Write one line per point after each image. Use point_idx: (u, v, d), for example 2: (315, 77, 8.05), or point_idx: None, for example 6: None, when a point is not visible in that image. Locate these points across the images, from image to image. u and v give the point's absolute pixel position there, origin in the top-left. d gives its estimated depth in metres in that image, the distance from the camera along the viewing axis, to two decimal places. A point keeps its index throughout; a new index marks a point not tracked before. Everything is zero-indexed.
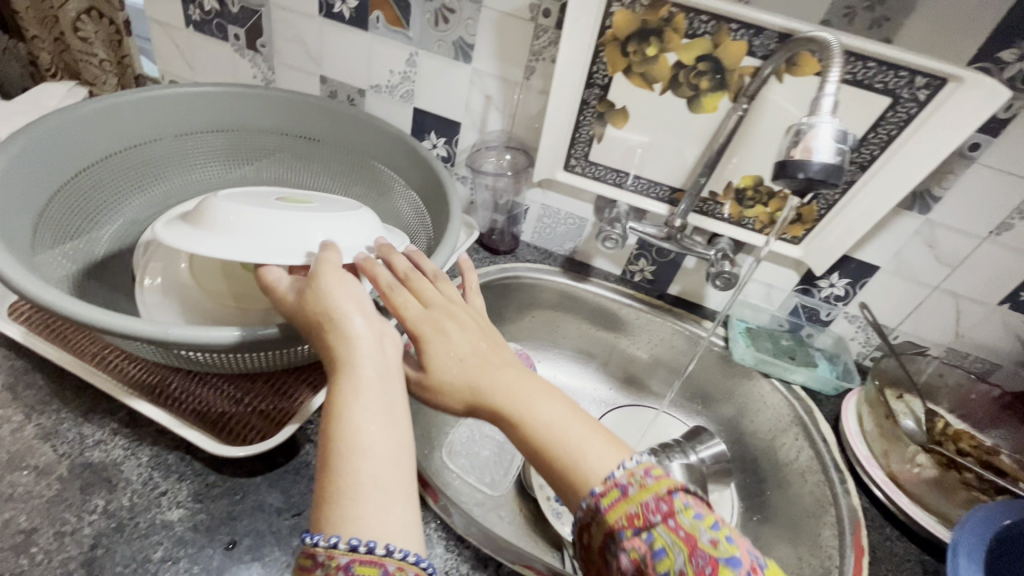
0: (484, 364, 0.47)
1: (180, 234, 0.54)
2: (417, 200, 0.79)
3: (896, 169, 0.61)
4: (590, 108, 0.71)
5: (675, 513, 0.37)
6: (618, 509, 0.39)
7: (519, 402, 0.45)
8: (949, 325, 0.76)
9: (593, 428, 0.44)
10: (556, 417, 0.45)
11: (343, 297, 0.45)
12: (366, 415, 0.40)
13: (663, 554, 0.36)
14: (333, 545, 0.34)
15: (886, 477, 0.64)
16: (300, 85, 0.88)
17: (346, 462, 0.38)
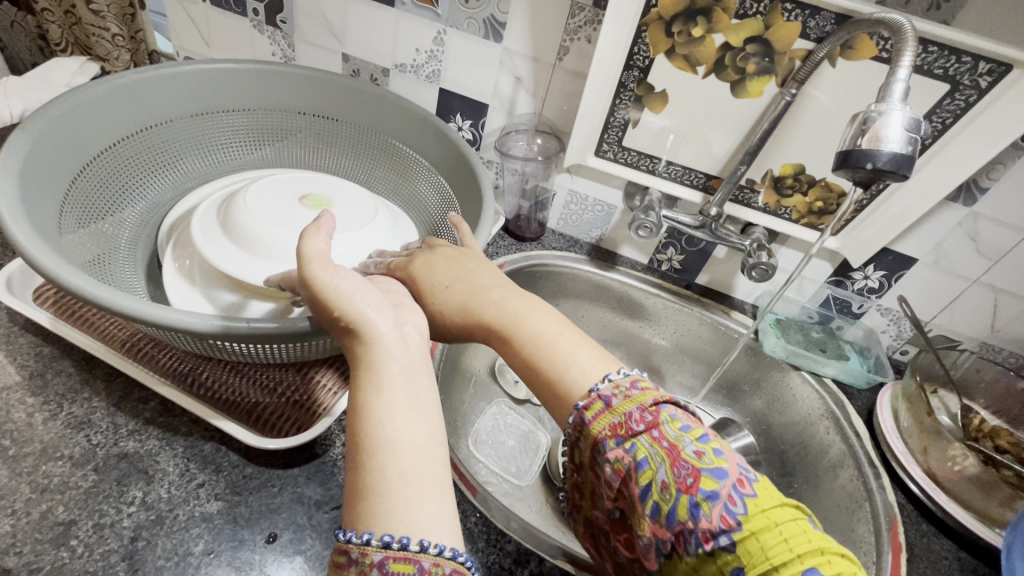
0: (473, 290, 0.50)
1: (235, 259, 0.58)
2: (444, 184, 0.77)
3: (949, 160, 0.59)
4: (628, 90, 0.69)
5: (659, 425, 0.39)
6: (602, 420, 0.41)
7: (505, 319, 0.48)
8: (985, 319, 0.75)
9: (580, 341, 0.47)
10: (543, 329, 0.47)
11: (345, 290, 0.41)
12: (387, 411, 0.38)
13: (646, 465, 0.38)
14: (364, 542, 0.33)
15: (924, 474, 0.63)
16: (321, 63, 0.85)
17: (370, 454, 0.36)
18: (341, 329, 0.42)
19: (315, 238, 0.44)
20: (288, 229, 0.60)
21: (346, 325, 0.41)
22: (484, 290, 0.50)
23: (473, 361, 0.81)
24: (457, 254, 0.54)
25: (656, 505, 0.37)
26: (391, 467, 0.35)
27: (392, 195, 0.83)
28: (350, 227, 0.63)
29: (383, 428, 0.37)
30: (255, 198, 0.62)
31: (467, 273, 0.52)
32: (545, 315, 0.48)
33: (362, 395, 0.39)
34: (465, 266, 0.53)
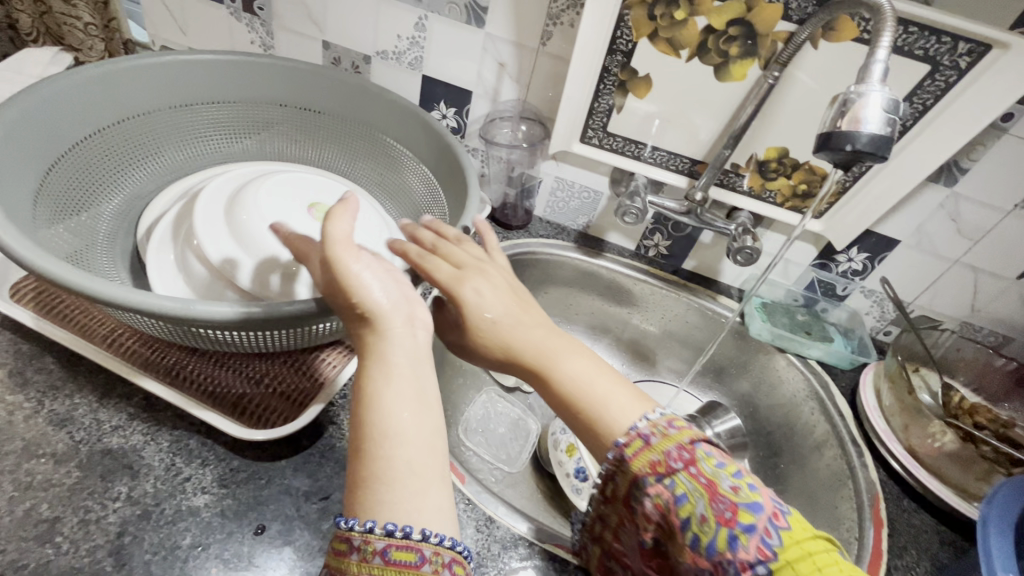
0: (517, 326, 0.46)
1: (229, 251, 0.55)
2: (429, 174, 0.76)
3: (929, 141, 0.60)
4: (611, 75, 0.68)
5: (697, 462, 0.40)
6: (641, 458, 0.41)
7: (546, 356, 0.45)
8: (966, 299, 0.76)
9: (618, 382, 0.45)
10: (587, 375, 0.45)
11: (366, 279, 0.39)
12: (399, 399, 0.37)
13: (684, 500, 0.39)
14: (366, 530, 0.33)
15: (905, 451, 0.64)
16: (301, 51, 0.84)
17: (377, 441, 0.36)
18: (356, 320, 0.40)
19: (342, 220, 0.41)
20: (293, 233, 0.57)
21: (364, 317, 0.39)
22: (529, 326, 0.46)
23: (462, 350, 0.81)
24: (502, 279, 0.49)
25: (696, 538, 0.38)
26: (399, 454, 0.36)
27: (377, 186, 0.82)
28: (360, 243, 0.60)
29: (389, 418, 0.37)
30: (263, 197, 0.58)
31: (512, 304, 0.47)
32: (589, 361, 0.46)
33: (374, 385, 0.38)
34: (512, 294, 0.48)
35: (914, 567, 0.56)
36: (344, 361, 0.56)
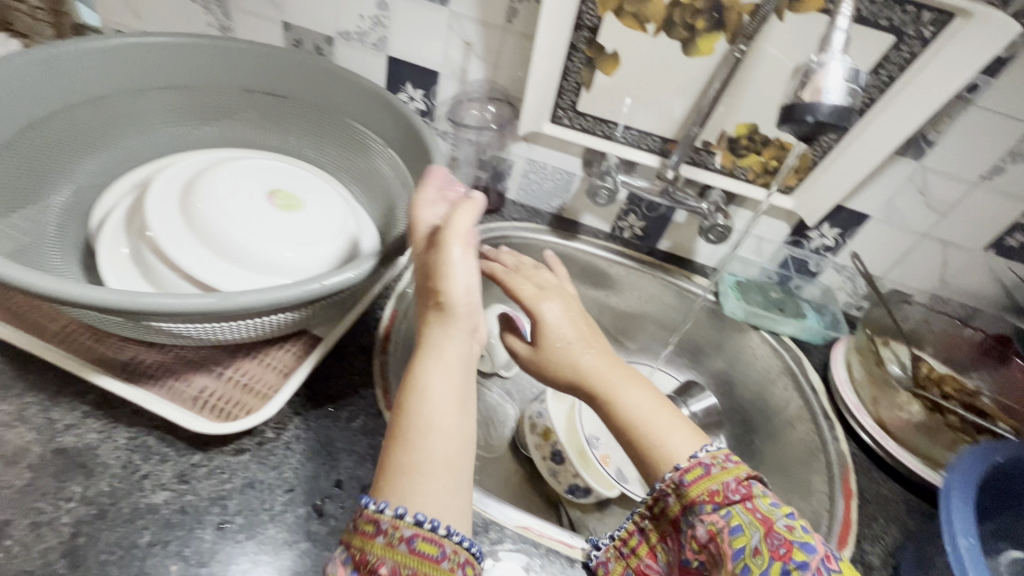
0: (586, 353, 0.52)
1: (181, 244, 0.52)
2: (396, 159, 0.74)
3: (895, 113, 0.60)
4: (578, 52, 0.67)
5: (753, 498, 0.41)
6: (700, 485, 0.43)
7: (610, 384, 0.49)
8: (935, 272, 0.77)
9: (674, 417, 0.48)
10: (646, 404, 0.48)
11: (457, 272, 0.46)
12: (447, 384, 0.42)
13: (739, 531, 0.40)
14: (396, 516, 0.35)
15: (875, 424, 0.65)
16: (260, 33, 0.81)
17: (414, 424, 0.39)
18: (433, 304, 0.46)
19: (463, 217, 0.49)
20: (249, 225, 0.55)
21: (442, 303, 0.46)
22: (597, 355, 0.51)
23: None
24: (580, 313, 0.56)
25: (746, 568, 0.38)
26: (434, 434, 0.39)
27: (344, 172, 0.80)
28: (327, 239, 0.59)
29: (429, 407, 0.40)
30: (226, 189, 0.57)
31: (584, 335, 0.53)
32: (649, 394, 0.50)
33: (429, 369, 0.42)
34: (586, 325, 0.54)
35: (883, 535, 0.57)
36: (310, 353, 0.54)
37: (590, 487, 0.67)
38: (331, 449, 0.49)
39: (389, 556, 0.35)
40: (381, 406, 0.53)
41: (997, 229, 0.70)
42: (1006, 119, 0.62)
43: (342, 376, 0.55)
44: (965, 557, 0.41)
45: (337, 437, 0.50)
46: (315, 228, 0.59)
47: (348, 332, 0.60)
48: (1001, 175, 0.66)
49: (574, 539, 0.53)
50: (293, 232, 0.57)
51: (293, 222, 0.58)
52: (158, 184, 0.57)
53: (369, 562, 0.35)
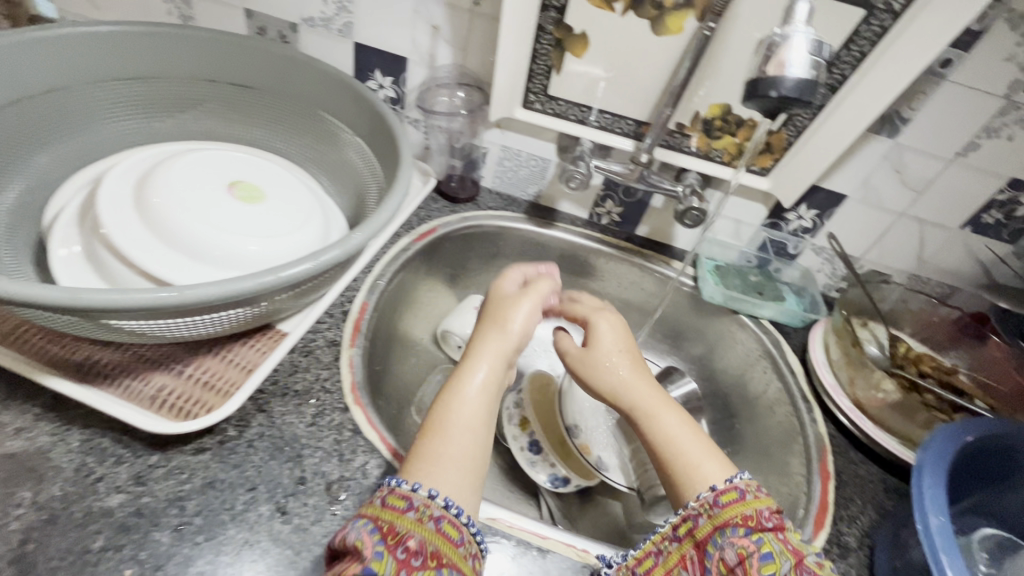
0: (635, 375, 0.54)
1: (134, 237, 0.51)
2: (365, 147, 0.73)
3: (867, 90, 0.59)
4: (547, 34, 0.65)
5: (784, 530, 0.42)
6: (734, 508, 0.43)
7: (649, 406, 0.52)
8: (913, 251, 0.76)
9: (710, 446, 0.49)
10: (682, 430, 0.50)
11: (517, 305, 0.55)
12: (485, 388, 0.48)
13: (771, 558, 0.40)
14: (428, 496, 0.41)
15: (852, 405, 0.64)
16: (222, 21, 0.78)
17: (444, 420, 0.46)
18: (496, 320, 0.53)
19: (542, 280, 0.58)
20: (207, 217, 0.53)
21: (505, 322, 0.53)
22: (645, 378, 0.54)
23: (414, 328, 0.78)
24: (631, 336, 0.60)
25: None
26: (460, 430, 0.45)
27: (314, 164, 0.78)
28: (290, 231, 0.57)
29: (460, 412, 0.46)
30: (182, 181, 0.55)
31: (633, 359, 0.55)
32: (688, 423, 0.51)
33: (475, 375, 0.48)
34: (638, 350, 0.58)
35: (860, 516, 0.56)
36: (274, 347, 0.53)
37: (568, 476, 0.68)
38: (296, 446, 0.48)
39: (418, 531, 0.39)
40: (348, 400, 0.52)
41: (973, 206, 0.69)
42: (980, 94, 0.61)
43: (308, 371, 0.54)
44: (935, 535, 0.40)
45: (302, 433, 0.49)
46: (278, 220, 0.58)
47: (316, 326, 0.58)
48: (976, 151, 0.65)
49: (548, 530, 0.52)
50: (254, 224, 0.56)
51: (253, 214, 0.57)
52: (113, 177, 0.55)
53: (396, 534, 0.39)
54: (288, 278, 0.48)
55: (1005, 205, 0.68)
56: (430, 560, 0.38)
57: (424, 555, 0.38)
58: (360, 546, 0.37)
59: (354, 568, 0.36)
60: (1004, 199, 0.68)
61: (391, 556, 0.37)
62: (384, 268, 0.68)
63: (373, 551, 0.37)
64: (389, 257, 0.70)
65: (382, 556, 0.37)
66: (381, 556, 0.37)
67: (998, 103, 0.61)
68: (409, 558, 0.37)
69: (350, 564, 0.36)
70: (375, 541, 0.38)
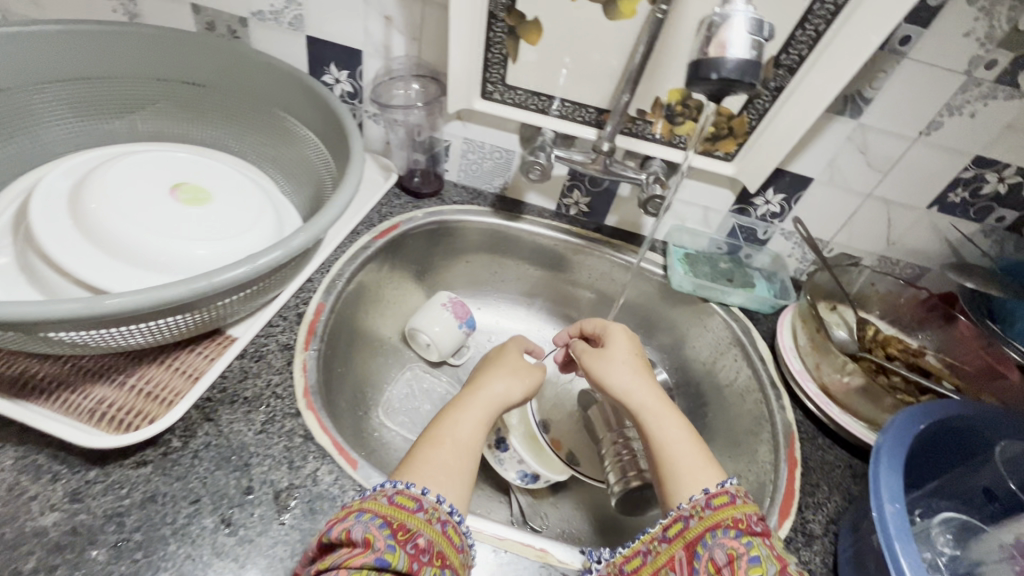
0: (637, 383, 0.57)
1: (67, 245, 0.49)
2: (319, 143, 0.71)
3: (824, 71, 0.58)
4: (499, 21, 0.63)
5: (772, 537, 0.43)
6: (725, 511, 0.44)
7: (648, 412, 0.54)
8: (882, 233, 0.76)
9: (704, 452, 0.51)
10: (680, 438, 0.52)
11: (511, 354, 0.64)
12: (488, 412, 0.55)
13: (758, 561, 0.40)
14: (437, 501, 0.44)
15: (819, 390, 0.64)
16: (169, 17, 0.75)
17: (446, 430, 0.52)
18: (494, 364, 0.62)
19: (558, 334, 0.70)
20: (146, 221, 0.52)
21: (501, 364, 0.61)
22: (648, 386, 0.57)
23: (381, 328, 0.77)
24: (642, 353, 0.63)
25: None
26: (454, 443, 0.50)
27: (270, 163, 0.76)
28: (237, 232, 0.56)
29: (453, 430, 0.51)
30: (122, 186, 0.53)
31: (639, 368, 0.59)
32: (688, 431, 0.53)
33: (474, 401, 0.55)
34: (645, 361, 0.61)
35: (825, 503, 0.56)
36: (221, 353, 0.52)
37: (537, 473, 0.66)
38: (244, 455, 0.46)
39: (426, 531, 0.42)
40: (300, 405, 0.51)
41: (939, 186, 0.69)
42: (941, 71, 0.60)
43: (258, 377, 0.52)
44: (889, 522, 0.41)
45: (250, 441, 0.47)
46: (224, 222, 0.56)
47: (268, 330, 0.57)
48: (939, 130, 0.64)
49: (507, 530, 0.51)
50: (198, 227, 0.54)
51: (198, 217, 0.55)
52: (47, 184, 0.53)
53: (407, 532, 0.41)
54: (225, 283, 0.46)
55: (970, 183, 0.68)
56: (436, 559, 0.41)
57: (431, 553, 0.41)
58: (372, 537, 0.39)
59: (364, 558, 0.38)
60: (969, 176, 0.67)
61: (402, 550, 0.40)
62: (343, 267, 0.67)
63: (385, 544, 0.39)
64: (348, 256, 0.68)
65: (394, 549, 0.39)
66: (393, 549, 0.39)
67: (959, 80, 0.60)
68: (419, 553, 0.40)
69: (360, 554, 0.38)
70: (385, 536, 0.40)
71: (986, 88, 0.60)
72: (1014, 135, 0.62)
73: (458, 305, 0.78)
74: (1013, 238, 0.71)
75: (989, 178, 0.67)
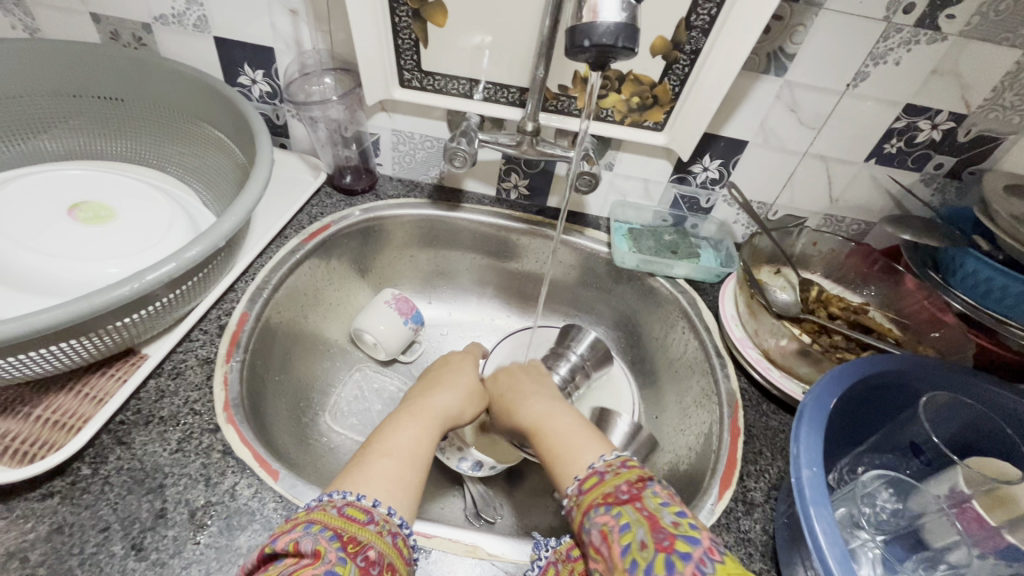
0: (522, 400, 0.59)
1: None
2: (233, 147, 0.68)
3: (737, 28, 0.56)
4: (402, 5, 0.61)
5: (642, 497, 0.41)
6: (595, 491, 0.43)
7: (538, 423, 0.55)
8: (824, 191, 0.74)
9: (581, 437, 0.51)
10: (564, 429, 0.52)
11: (464, 367, 0.64)
12: (433, 422, 0.54)
13: (627, 528, 0.39)
14: (387, 512, 0.42)
15: (760, 355, 0.63)
16: (71, 29, 0.72)
17: (392, 439, 0.50)
18: (433, 380, 0.61)
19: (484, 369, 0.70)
20: (45, 250, 0.51)
21: (445, 380, 0.61)
22: (535, 399, 0.58)
23: (325, 329, 0.75)
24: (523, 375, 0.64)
25: (633, 564, 0.37)
26: (403, 451, 0.49)
27: (190, 172, 0.73)
28: (142, 248, 0.54)
29: (401, 439, 0.50)
30: (22, 220, 0.53)
31: (525, 388, 0.60)
32: (572, 423, 0.53)
33: (421, 411, 0.54)
34: (528, 381, 0.62)
35: (768, 469, 0.55)
36: (132, 374, 0.51)
37: (480, 460, 0.63)
38: (157, 476, 0.45)
39: (377, 543, 0.40)
40: (220, 419, 0.50)
41: (874, 138, 0.67)
42: (859, 20, 0.58)
43: (175, 395, 0.51)
44: (805, 487, 0.42)
45: (164, 461, 0.46)
46: (127, 238, 0.54)
47: (188, 345, 0.55)
48: (866, 80, 0.62)
49: (434, 529, 0.50)
50: (103, 248, 0.53)
51: (102, 237, 0.54)
52: None
53: (357, 543, 0.39)
54: (107, 303, 0.44)
55: (904, 132, 0.66)
56: (386, 571, 0.39)
57: (381, 565, 0.39)
58: (321, 549, 0.37)
59: (314, 569, 0.36)
60: (902, 126, 0.66)
61: (352, 563, 0.38)
62: (269, 274, 0.65)
63: (336, 556, 0.37)
64: (274, 262, 0.66)
65: (345, 562, 0.37)
66: (343, 561, 0.37)
67: (880, 28, 0.58)
68: (369, 565, 0.38)
69: (309, 566, 0.36)
70: (335, 548, 0.38)
71: (907, 33, 0.58)
72: (940, 78, 0.61)
73: (402, 301, 0.76)
74: (954, 184, 0.70)
75: (922, 126, 0.65)
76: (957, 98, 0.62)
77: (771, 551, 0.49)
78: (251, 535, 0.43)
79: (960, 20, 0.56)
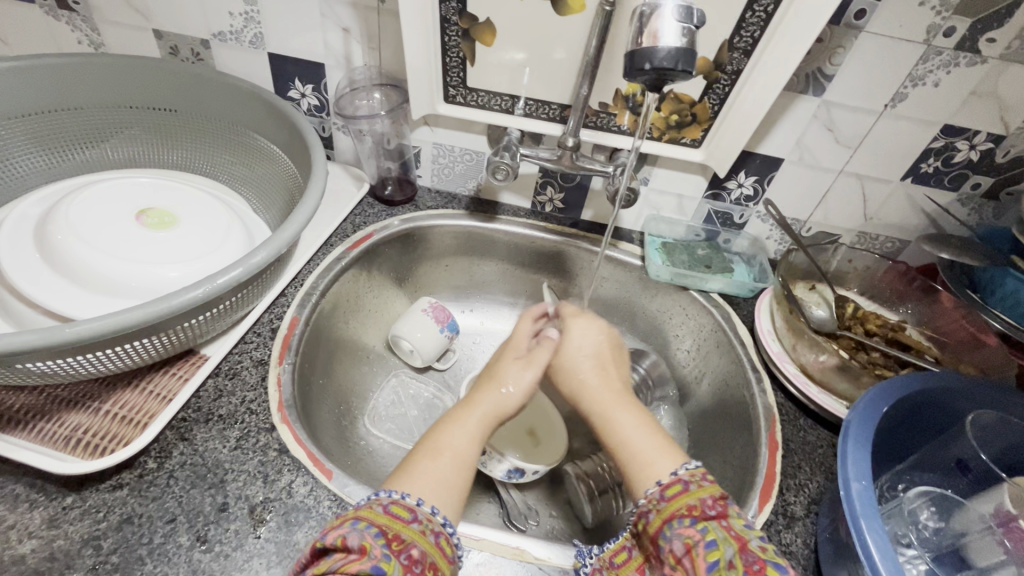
0: (591, 380, 0.56)
1: (52, 288, 0.52)
2: (285, 158, 0.71)
3: (780, 49, 0.58)
4: (452, 25, 0.64)
5: (727, 517, 0.42)
6: (679, 500, 0.44)
7: (605, 411, 0.53)
8: (859, 209, 0.75)
9: (654, 436, 0.50)
10: (632, 427, 0.51)
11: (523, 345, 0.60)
12: (488, 419, 0.53)
13: (714, 546, 0.40)
14: (431, 512, 0.44)
15: (797, 370, 0.64)
16: (135, 45, 0.76)
17: (446, 440, 0.50)
18: (495, 367, 0.58)
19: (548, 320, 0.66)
20: (117, 253, 0.54)
21: (506, 364, 0.58)
22: (608, 383, 0.56)
23: (364, 335, 0.77)
24: (600, 339, 0.60)
25: None
26: (454, 454, 0.49)
27: (241, 182, 0.76)
28: (205, 254, 0.57)
29: (455, 441, 0.50)
30: (96, 225, 0.56)
31: (597, 365, 0.57)
32: (639, 422, 0.52)
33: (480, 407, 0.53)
34: (598, 351, 0.59)
35: (807, 484, 0.56)
36: (193, 373, 0.53)
37: (524, 468, 0.62)
38: (219, 471, 0.47)
39: (420, 541, 0.41)
40: (275, 419, 0.52)
41: (911, 157, 0.68)
42: (900, 43, 0.59)
43: (233, 395, 0.53)
44: (855, 500, 0.42)
45: (224, 458, 0.48)
46: (191, 244, 0.57)
47: (243, 346, 0.58)
48: (905, 100, 0.63)
49: (479, 530, 0.50)
50: (170, 253, 0.56)
51: (168, 243, 0.56)
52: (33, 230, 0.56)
53: (401, 540, 0.40)
54: (181, 304, 0.46)
55: (941, 152, 0.67)
56: (428, 570, 0.40)
57: (424, 564, 0.40)
58: (367, 545, 0.39)
59: (359, 565, 0.37)
60: (940, 146, 0.66)
61: (397, 560, 0.39)
62: (317, 280, 0.67)
63: (381, 552, 0.39)
64: (321, 268, 0.69)
65: (389, 558, 0.38)
66: (388, 557, 0.38)
67: (920, 50, 0.59)
68: (412, 564, 0.39)
69: (356, 562, 0.37)
70: (379, 545, 0.39)
71: (947, 55, 0.59)
72: (979, 100, 0.61)
73: (439, 309, 0.78)
74: (991, 204, 0.70)
75: (960, 146, 0.66)
76: (995, 120, 0.62)
77: (813, 565, 0.49)
78: (308, 531, 0.45)
79: (1000, 43, 0.57)
